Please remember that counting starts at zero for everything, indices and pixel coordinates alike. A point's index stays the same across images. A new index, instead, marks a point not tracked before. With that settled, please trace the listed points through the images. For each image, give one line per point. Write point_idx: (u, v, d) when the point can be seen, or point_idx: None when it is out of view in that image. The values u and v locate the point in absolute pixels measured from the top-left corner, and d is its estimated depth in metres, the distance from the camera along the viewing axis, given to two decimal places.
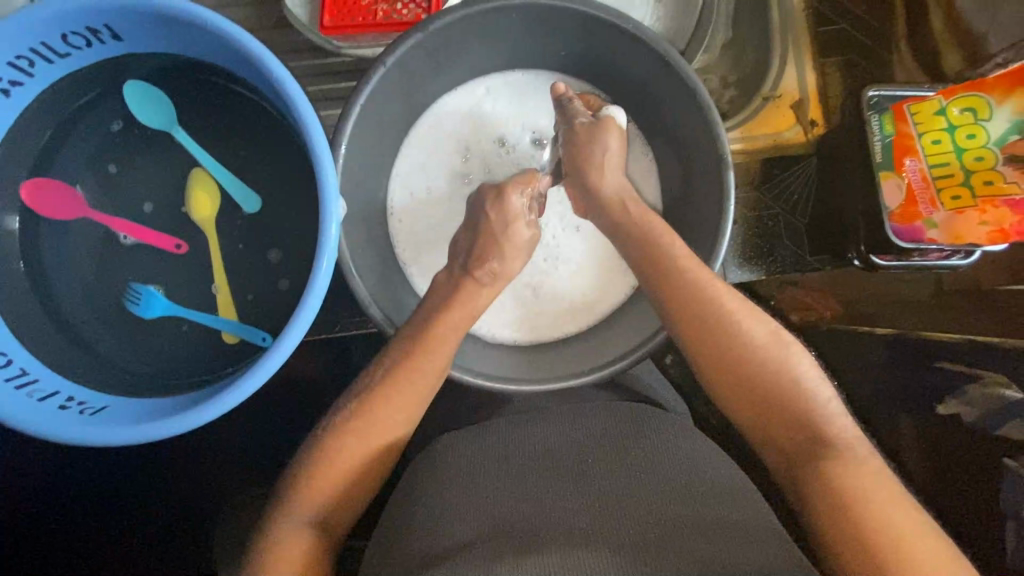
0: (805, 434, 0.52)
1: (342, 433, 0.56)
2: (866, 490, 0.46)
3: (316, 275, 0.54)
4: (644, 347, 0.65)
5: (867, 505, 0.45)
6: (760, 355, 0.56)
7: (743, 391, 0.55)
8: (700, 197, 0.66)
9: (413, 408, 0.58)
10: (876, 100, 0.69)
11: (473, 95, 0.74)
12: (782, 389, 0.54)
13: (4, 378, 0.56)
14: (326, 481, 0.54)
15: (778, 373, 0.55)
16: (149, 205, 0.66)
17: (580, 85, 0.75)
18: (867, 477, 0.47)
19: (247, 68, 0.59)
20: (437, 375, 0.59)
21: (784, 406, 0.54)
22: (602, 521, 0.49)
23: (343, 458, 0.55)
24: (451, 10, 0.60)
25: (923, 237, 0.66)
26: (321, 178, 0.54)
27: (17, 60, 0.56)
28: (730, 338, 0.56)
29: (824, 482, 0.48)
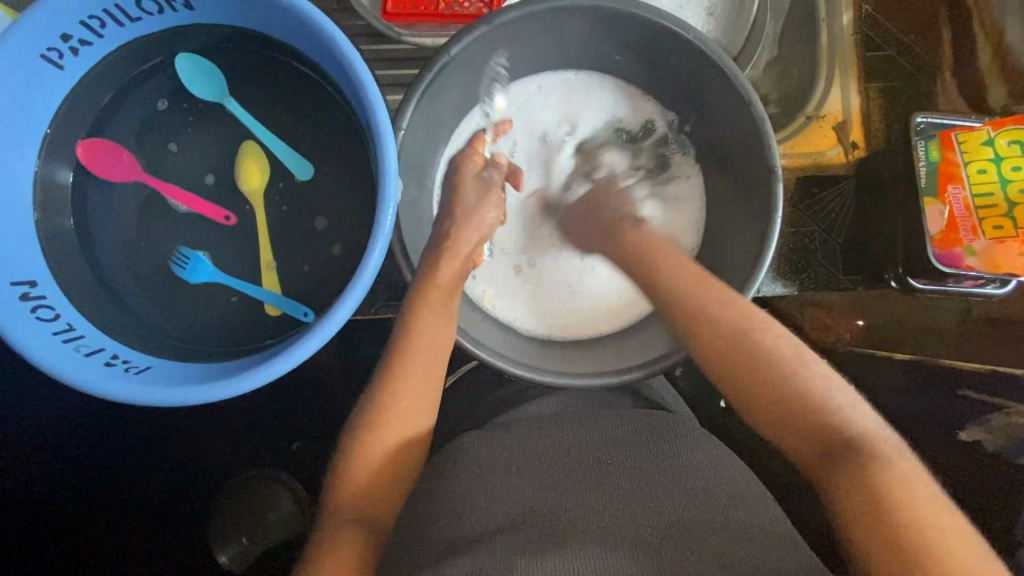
0: (827, 444, 0.53)
1: (382, 410, 0.59)
2: (902, 498, 0.47)
3: (370, 253, 0.55)
4: (664, 360, 0.64)
5: (898, 501, 0.47)
6: (777, 365, 0.56)
7: (760, 404, 0.56)
8: (744, 210, 0.67)
9: (419, 409, 0.60)
10: (923, 126, 0.70)
11: (526, 92, 0.75)
12: (800, 396, 0.55)
13: (53, 331, 0.57)
14: (358, 475, 0.57)
15: (796, 383, 0.55)
16: (208, 175, 0.67)
17: (630, 91, 0.76)
18: (901, 477, 0.49)
19: (315, 48, 0.60)
20: (432, 378, 0.61)
21: (806, 410, 0.54)
22: (627, 520, 0.50)
23: (371, 451, 0.58)
24: (518, 6, 0.61)
25: (962, 263, 0.68)
26: (383, 159, 0.55)
27: (90, 20, 0.57)
28: (754, 350, 0.57)
29: (852, 493, 0.49)
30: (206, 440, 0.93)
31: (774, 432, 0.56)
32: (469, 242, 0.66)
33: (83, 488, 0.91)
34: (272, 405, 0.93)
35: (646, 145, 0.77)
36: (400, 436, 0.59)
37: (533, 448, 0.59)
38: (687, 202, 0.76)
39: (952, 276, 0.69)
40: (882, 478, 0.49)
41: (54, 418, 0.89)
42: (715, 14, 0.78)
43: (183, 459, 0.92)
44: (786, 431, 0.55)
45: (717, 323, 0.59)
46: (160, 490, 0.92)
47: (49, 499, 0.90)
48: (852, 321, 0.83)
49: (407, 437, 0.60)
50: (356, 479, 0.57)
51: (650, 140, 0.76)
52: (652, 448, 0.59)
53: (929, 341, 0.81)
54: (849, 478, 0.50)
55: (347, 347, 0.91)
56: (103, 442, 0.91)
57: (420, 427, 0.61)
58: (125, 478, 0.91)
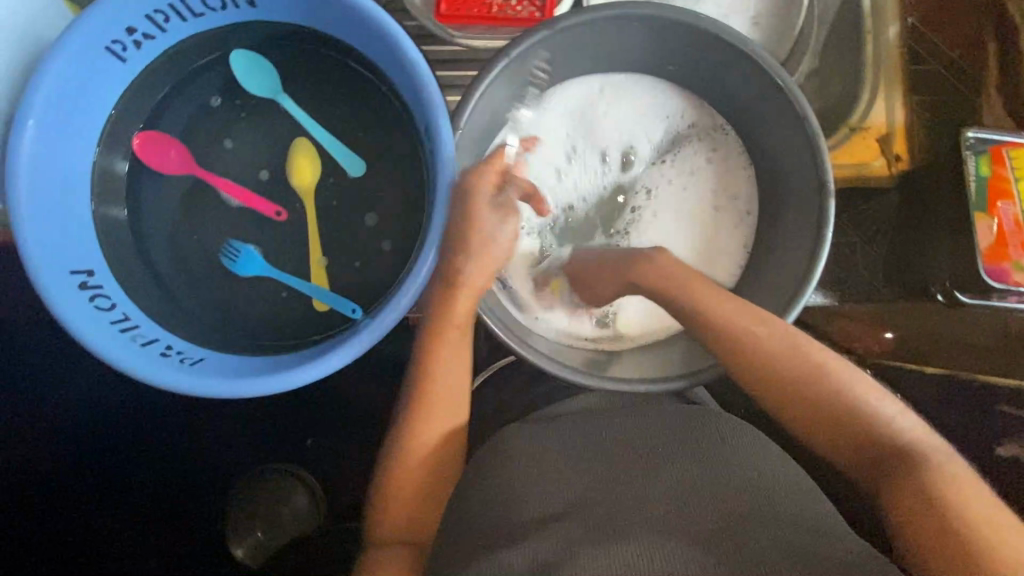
0: (874, 446, 0.55)
1: (416, 416, 0.62)
2: (952, 492, 0.50)
3: (427, 249, 0.56)
4: (705, 371, 0.61)
5: (949, 497, 0.50)
6: (821, 377, 0.58)
7: (803, 412, 0.58)
8: (792, 218, 0.67)
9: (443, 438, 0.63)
10: (973, 141, 0.70)
11: (593, 89, 0.74)
12: (846, 398, 0.57)
13: (110, 321, 0.57)
14: (398, 500, 0.62)
15: (839, 392, 0.57)
16: (261, 171, 0.67)
17: (690, 99, 0.75)
18: (956, 475, 0.52)
19: (375, 49, 0.60)
20: (452, 409, 0.63)
21: (852, 416, 0.56)
22: (679, 519, 0.50)
23: (406, 479, 0.62)
24: (577, 12, 0.61)
25: (1010, 279, 0.67)
26: (443, 158, 0.56)
27: (155, 14, 0.58)
28: (796, 363, 0.58)
29: (904, 492, 0.52)
30: (237, 434, 0.93)
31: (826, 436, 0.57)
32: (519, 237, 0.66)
33: (114, 476, 0.91)
34: (302, 399, 0.93)
35: (692, 142, 0.76)
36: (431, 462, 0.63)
37: (578, 445, 0.59)
38: (738, 200, 0.76)
39: (998, 292, 0.68)
40: (930, 475, 0.52)
41: (88, 407, 0.90)
42: (760, 24, 0.79)
43: (212, 450, 0.93)
44: (823, 432, 0.58)
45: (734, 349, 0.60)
46: (189, 480, 0.93)
47: (81, 488, 0.91)
48: (882, 335, 0.83)
49: (439, 459, 0.63)
50: (398, 506, 0.62)
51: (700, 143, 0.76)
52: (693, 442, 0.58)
53: (967, 351, 0.80)
54: (908, 479, 0.52)
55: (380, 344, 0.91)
56: (135, 431, 0.91)
57: (452, 453, 0.64)
58: (155, 468, 0.92)
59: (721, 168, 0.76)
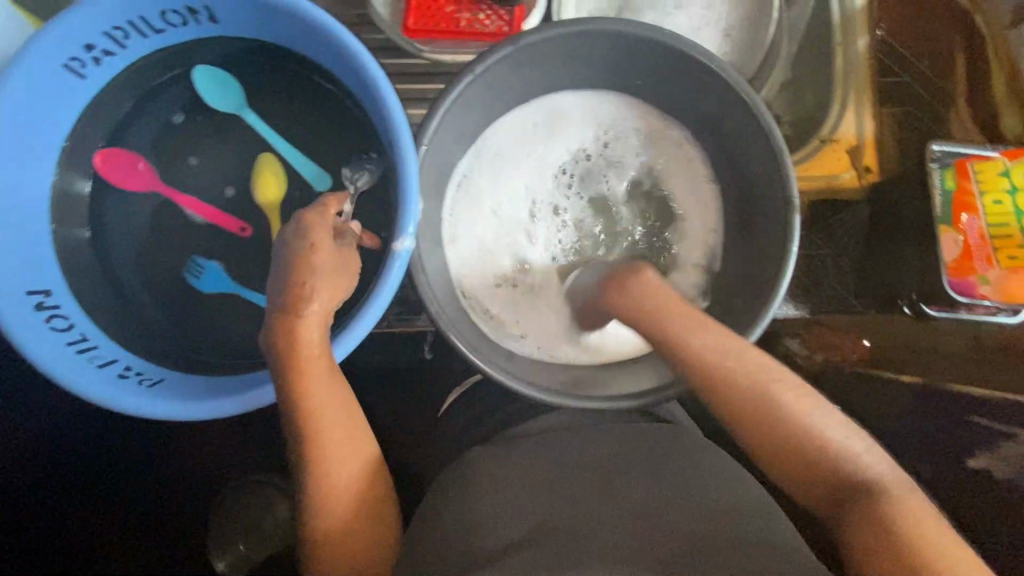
0: (841, 484, 0.54)
1: (318, 442, 0.54)
2: (920, 537, 0.49)
3: (389, 269, 0.55)
4: (666, 388, 0.62)
5: (916, 541, 0.49)
6: (788, 413, 0.55)
7: (770, 448, 0.56)
8: (760, 233, 0.67)
9: (356, 458, 0.57)
10: (939, 154, 0.71)
11: (587, 107, 0.75)
12: (813, 427, 0.55)
13: (66, 342, 0.56)
14: (331, 535, 0.55)
15: (808, 429, 0.55)
16: (227, 188, 0.67)
17: (674, 125, 0.76)
18: (916, 517, 0.50)
19: (338, 64, 0.60)
20: (352, 421, 0.57)
21: (818, 450, 0.54)
22: (639, 538, 0.50)
23: (332, 508, 0.55)
24: (542, 29, 0.61)
25: (977, 293, 0.68)
26: (404, 176, 0.55)
27: (114, 31, 0.57)
28: (761, 397, 0.56)
29: (871, 538, 0.50)
30: (211, 450, 0.92)
31: (786, 474, 0.56)
32: None
33: (82, 494, 0.90)
34: (274, 414, 0.92)
35: (658, 158, 0.77)
36: (352, 485, 0.56)
37: (541, 466, 0.59)
38: (704, 221, 0.76)
39: (965, 304, 0.69)
40: (899, 517, 0.50)
41: (57, 424, 0.88)
42: (731, 36, 0.79)
43: (183, 467, 0.91)
44: (790, 464, 0.55)
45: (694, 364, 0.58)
46: (159, 497, 0.91)
47: (49, 506, 0.89)
48: (861, 342, 0.80)
49: (358, 480, 0.57)
50: (331, 542, 0.56)
51: (683, 172, 0.77)
52: (658, 466, 0.58)
53: (940, 360, 0.78)
54: (866, 526, 0.51)
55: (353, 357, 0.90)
56: (104, 447, 0.90)
57: (370, 465, 0.58)
58: (124, 486, 0.91)
59: (693, 192, 0.77)
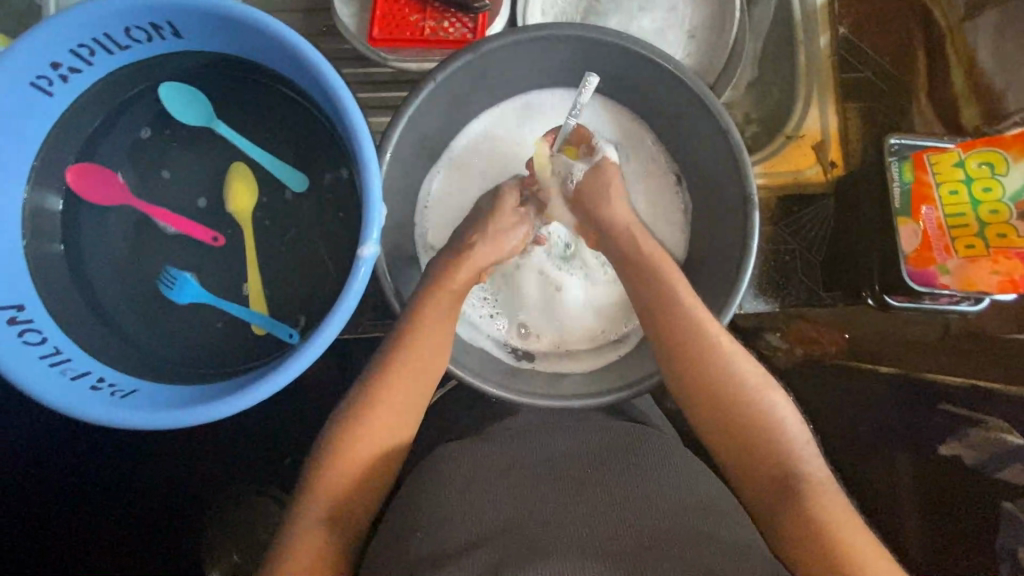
0: (779, 472, 0.56)
1: (369, 399, 0.60)
2: (841, 528, 0.51)
3: (353, 277, 0.56)
4: (645, 382, 0.65)
5: (834, 531, 0.51)
6: (744, 393, 0.59)
7: (717, 425, 0.59)
8: (724, 230, 0.68)
9: (401, 418, 0.61)
10: (898, 147, 0.73)
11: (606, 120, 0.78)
12: (755, 422, 0.58)
13: (40, 355, 0.57)
14: (337, 486, 0.57)
15: (758, 411, 0.58)
16: (199, 199, 0.68)
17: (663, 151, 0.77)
18: (833, 505, 0.53)
19: (301, 74, 0.61)
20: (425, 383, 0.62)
21: (763, 435, 0.57)
22: (605, 530, 0.51)
23: (356, 456, 0.58)
24: (501, 35, 0.62)
25: (936, 282, 0.70)
26: (366, 183, 0.56)
27: (79, 48, 0.57)
28: (720, 371, 0.60)
29: (795, 519, 0.53)
30: (197, 461, 0.92)
31: (726, 459, 0.59)
32: (465, 244, 0.69)
33: (67, 506, 0.90)
34: (256, 422, 0.93)
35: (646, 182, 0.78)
36: (384, 443, 0.59)
37: (508, 464, 0.59)
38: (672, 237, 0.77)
39: (929, 295, 0.71)
40: (824, 508, 0.52)
41: (43, 438, 0.89)
42: (696, 37, 0.81)
43: (167, 477, 0.92)
44: (735, 446, 0.58)
45: (669, 343, 0.62)
46: (143, 508, 0.91)
47: (37, 521, 0.89)
48: (840, 334, 0.86)
49: (395, 440, 0.60)
50: (340, 490, 0.57)
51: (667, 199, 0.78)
52: (623, 460, 0.59)
53: (913, 351, 0.82)
54: (794, 509, 0.53)
55: (333, 364, 0.91)
56: (88, 459, 0.91)
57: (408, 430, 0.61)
58: (108, 497, 0.91)
59: (668, 207, 0.78)
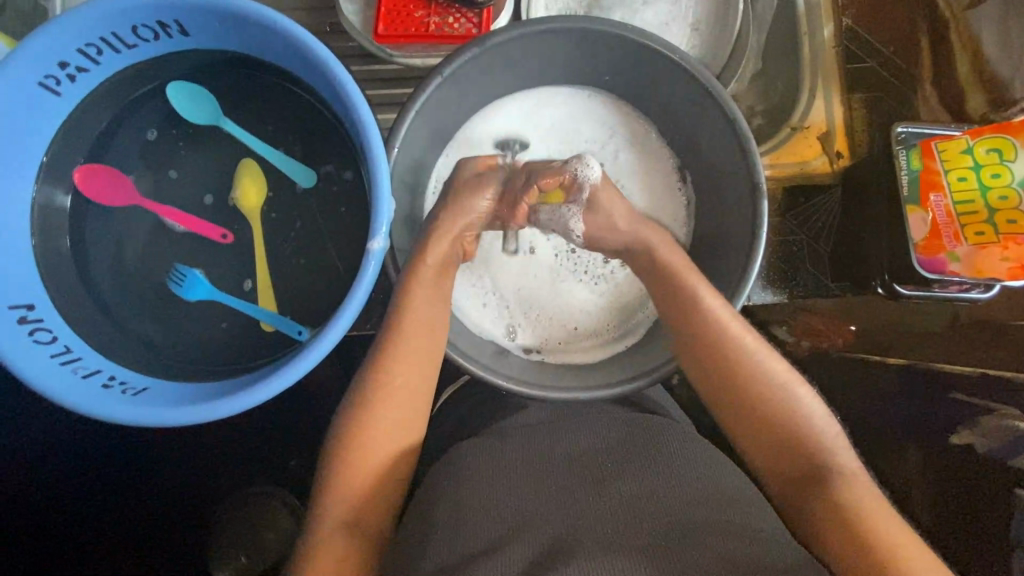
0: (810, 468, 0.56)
1: (377, 395, 0.60)
2: (879, 521, 0.51)
3: (364, 271, 0.56)
4: (653, 372, 0.65)
5: (873, 524, 0.51)
6: (772, 387, 0.59)
7: (745, 421, 0.60)
8: (733, 220, 0.68)
9: (409, 416, 0.61)
10: (904, 136, 0.73)
11: (627, 123, 0.79)
12: (788, 412, 0.59)
13: (51, 354, 0.57)
14: (352, 480, 0.58)
15: (786, 405, 0.59)
16: (206, 196, 0.68)
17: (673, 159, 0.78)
18: (865, 493, 0.54)
19: (308, 71, 0.61)
20: (427, 380, 0.62)
21: (792, 431, 0.58)
22: (623, 521, 0.51)
23: (365, 451, 0.59)
24: (507, 29, 0.62)
25: (946, 269, 0.70)
26: (376, 178, 0.56)
27: (87, 48, 0.57)
28: (747, 366, 0.60)
29: (832, 513, 0.53)
30: (206, 462, 0.92)
31: (755, 449, 0.60)
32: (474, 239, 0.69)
33: (76, 509, 0.90)
34: (264, 422, 0.93)
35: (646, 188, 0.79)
36: (394, 438, 0.60)
37: (524, 458, 0.59)
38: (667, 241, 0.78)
39: (939, 282, 0.70)
40: (862, 504, 0.53)
41: (51, 440, 0.89)
42: (700, 30, 0.81)
43: (176, 477, 0.92)
44: (766, 442, 0.59)
45: (693, 334, 0.62)
46: (151, 509, 0.91)
47: (47, 523, 0.89)
48: (846, 327, 0.84)
49: (402, 437, 0.61)
50: (353, 481, 0.58)
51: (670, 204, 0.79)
52: (637, 452, 0.59)
53: (924, 342, 0.82)
54: (831, 505, 0.53)
55: (341, 362, 0.91)
56: (97, 461, 0.91)
57: (413, 428, 0.62)
58: (117, 498, 0.91)
59: (668, 211, 0.79)
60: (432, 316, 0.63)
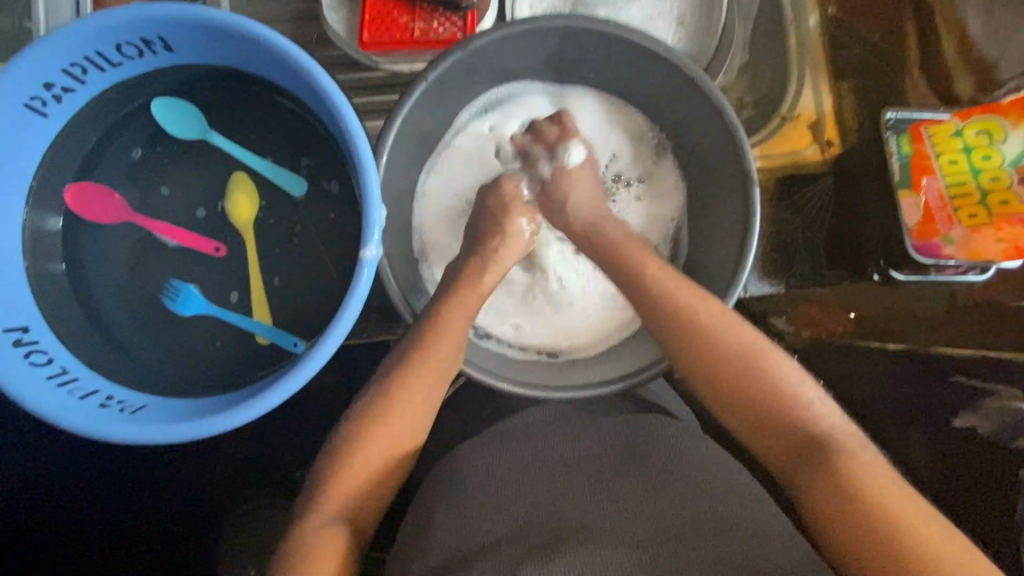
0: (796, 436, 0.56)
1: (384, 405, 0.59)
2: (866, 481, 0.50)
3: (358, 279, 0.55)
4: (653, 365, 0.65)
5: (860, 486, 0.50)
6: (744, 360, 0.59)
7: (726, 397, 0.59)
8: (727, 211, 0.68)
9: (417, 425, 0.60)
10: (893, 122, 0.72)
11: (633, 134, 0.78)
12: (775, 393, 0.57)
13: (47, 375, 0.57)
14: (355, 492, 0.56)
15: (762, 376, 0.58)
16: (197, 209, 0.68)
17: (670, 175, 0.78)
18: (856, 455, 0.53)
19: (294, 81, 0.61)
20: (437, 391, 0.61)
21: (772, 402, 0.57)
22: (623, 522, 0.51)
23: (369, 462, 0.57)
24: (489, 30, 0.62)
25: (942, 253, 0.69)
26: (366, 186, 0.56)
27: (72, 68, 0.57)
28: (715, 342, 0.60)
29: (822, 483, 0.52)
30: (206, 476, 0.92)
31: (737, 422, 0.59)
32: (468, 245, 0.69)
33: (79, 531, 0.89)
34: (264, 435, 0.92)
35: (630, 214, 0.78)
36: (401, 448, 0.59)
37: (522, 461, 0.58)
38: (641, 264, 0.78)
39: (934, 266, 0.70)
40: (851, 469, 0.51)
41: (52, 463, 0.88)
42: (685, 24, 0.81)
43: (178, 493, 0.91)
44: (749, 417, 0.58)
45: (677, 320, 0.61)
46: (151, 528, 0.90)
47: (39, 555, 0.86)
48: (846, 315, 0.83)
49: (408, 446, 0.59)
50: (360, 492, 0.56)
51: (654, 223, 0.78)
52: (638, 451, 0.58)
53: (920, 327, 0.81)
54: (820, 474, 0.52)
55: (339, 371, 0.91)
56: (96, 480, 0.89)
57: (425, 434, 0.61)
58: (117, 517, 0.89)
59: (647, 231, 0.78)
60: (445, 321, 0.63)
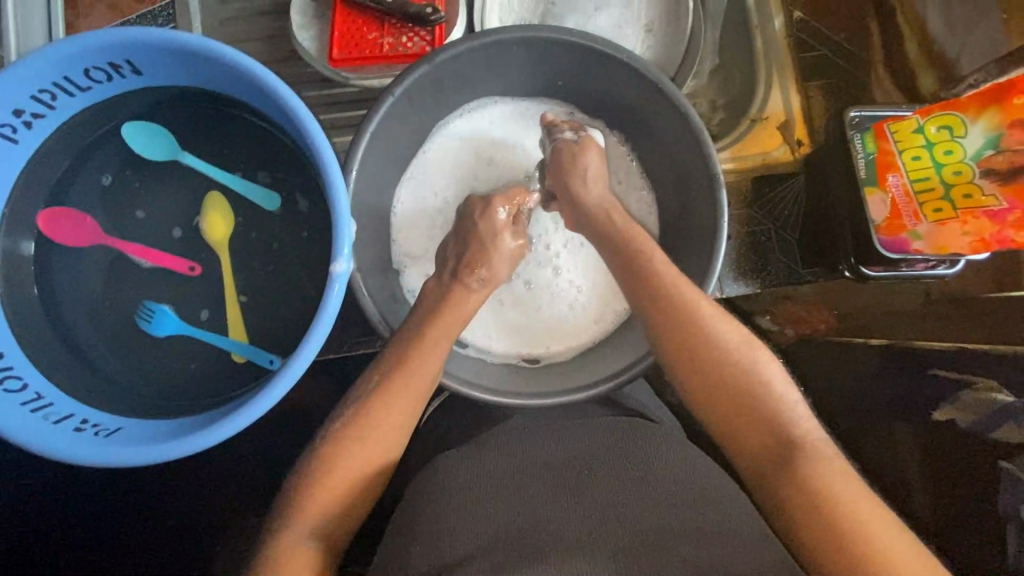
0: (773, 436, 0.54)
1: (362, 420, 0.59)
2: (837, 488, 0.49)
3: (328, 294, 0.56)
4: (633, 368, 0.66)
5: (830, 492, 0.48)
6: (727, 357, 0.59)
7: (706, 394, 0.59)
8: (697, 212, 0.69)
9: (396, 438, 0.60)
10: (858, 119, 0.75)
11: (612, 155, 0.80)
12: (756, 392, 0.57)
13: (20, 401, 0.56)
14: (330, 509, 0.55)
15: (744, 373, 0.57)
16: (173, 230, 0.68)
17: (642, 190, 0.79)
18: (831, 463, 0.51)
19: (262, 99, 0.61)
20: (415, 403, 0.61)
21: (752, 400, 0.56)
22: (600, 527, 0.50)
23: (345, 479, 0.57)
24: (455, 43, 0.63)
25: (910, 247, 0.72)
26: (334, 200, 0.56)
27: (40, 94, 0.57)
28: (700, 336, 0.60)
29: (791, 483, 0.50)
30: (190, 498, 0.91)
31: (715, 419, 0.58)
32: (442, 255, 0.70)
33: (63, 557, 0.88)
34: (248, 453, 0.92)
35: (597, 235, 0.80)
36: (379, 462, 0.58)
37: (499, 472, 0.58)
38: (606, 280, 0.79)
39: (903, 261, 0.73)
40: (822, 473, 0.50)
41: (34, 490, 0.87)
42: (653, 31, 0.82)
43: (162, 516, 0.90)
44: (728, 413, 0.57)
45: (662, 312, 0.62)
46: (137, 551, 0.89)
47: None
48: (828, 311, 0.88)
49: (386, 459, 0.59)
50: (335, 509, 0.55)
51: None
52: (616, 457, 0.58)
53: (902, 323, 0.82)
54: (791, 476, 0.51)
55: (321, 386, 0.91)
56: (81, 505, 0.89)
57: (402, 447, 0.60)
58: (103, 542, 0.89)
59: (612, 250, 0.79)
60: (421, 334, 0.63)
